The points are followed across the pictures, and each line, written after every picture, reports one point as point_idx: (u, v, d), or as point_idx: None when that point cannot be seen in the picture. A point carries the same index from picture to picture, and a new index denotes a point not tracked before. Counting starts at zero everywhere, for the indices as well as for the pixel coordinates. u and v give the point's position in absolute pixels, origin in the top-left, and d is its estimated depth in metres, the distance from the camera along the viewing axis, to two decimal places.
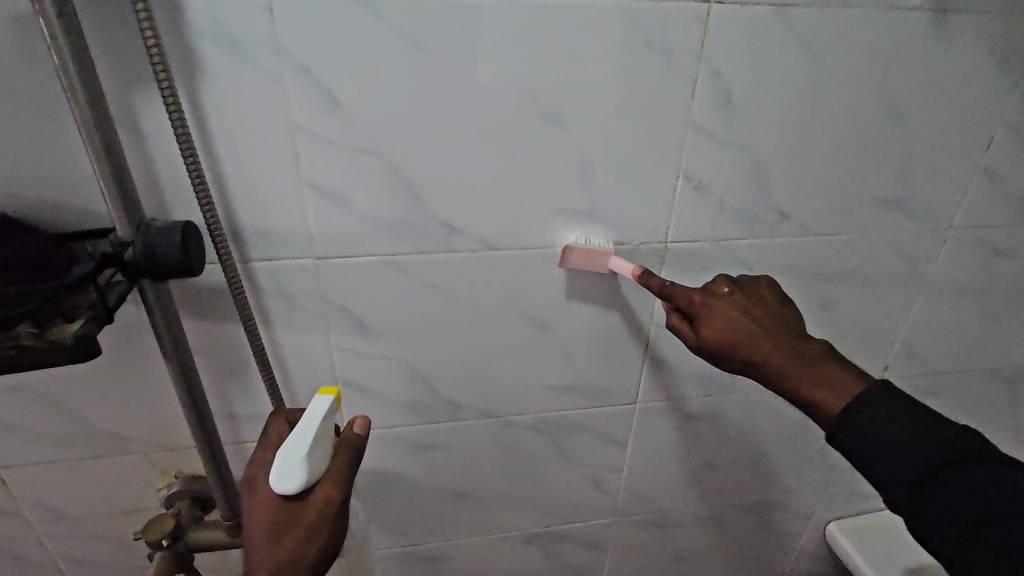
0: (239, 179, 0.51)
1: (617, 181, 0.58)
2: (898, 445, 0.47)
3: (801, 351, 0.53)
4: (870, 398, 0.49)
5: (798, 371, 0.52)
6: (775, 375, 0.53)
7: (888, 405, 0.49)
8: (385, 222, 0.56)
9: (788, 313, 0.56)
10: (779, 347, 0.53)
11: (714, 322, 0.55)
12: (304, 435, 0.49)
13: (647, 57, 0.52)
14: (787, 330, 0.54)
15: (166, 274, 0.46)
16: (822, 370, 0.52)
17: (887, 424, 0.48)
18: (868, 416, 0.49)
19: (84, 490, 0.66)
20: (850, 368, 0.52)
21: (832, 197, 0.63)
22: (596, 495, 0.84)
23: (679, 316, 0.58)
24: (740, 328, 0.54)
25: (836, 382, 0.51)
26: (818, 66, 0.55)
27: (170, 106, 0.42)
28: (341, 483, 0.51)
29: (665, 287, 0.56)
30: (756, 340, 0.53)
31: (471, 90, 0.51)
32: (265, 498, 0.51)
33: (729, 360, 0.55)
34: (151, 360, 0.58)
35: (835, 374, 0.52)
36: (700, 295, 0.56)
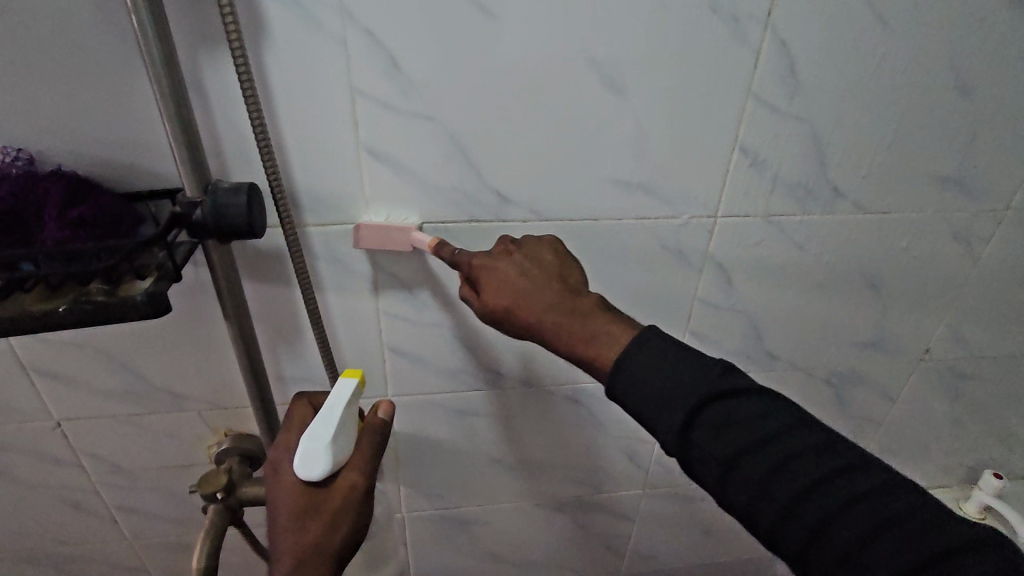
0: (301, 143, 0.51)
1: (672, 153, 0.57)
2: (664, 399, 0.43)
3: (568, 306, 0.48)
4: (638, 350, 0.45)
5: (569, 331, 0.48)
6: (550, 336, 0.48)
7: (653, 358, 0.45)
8: (440, 189, 0.56)
9: (566, 266, 0.52)
10: (550, 303, 0.48)
11: (491, 280, 0.50)
12: (330, 420, 0.51)
13: (712, 24, 0.51)
14: (563, 283, 0.50)
15: (232, 235, 0.46)
16: (595, 326, 0.47)
17: (655, 377, 0.44)
18: (641, 374, 0.44)
19: (139, 444, 0.69)
20: (622, 319, 0.48)
21: (890, 174, 0.62)
22: (627, 467, 0.85)
23: (469, 283, 0.54)
24: (510, 285, 0.49)
25: (607, 337, 0.47)
26: (888, 36, 0.54)
27: (240, 68, 0.42)
28: (366, 470, 0.53)
29: (455, 254, 0.53)
30: (528, 296, 0.49)
31: (531, 56, 0.50)
32: (290, 484, 0.52)
33: (511, 324, 0.50)
34: (207, 321, 0.60)
35: (605, 328, 0.47)
36: (480, 257, 0.52)
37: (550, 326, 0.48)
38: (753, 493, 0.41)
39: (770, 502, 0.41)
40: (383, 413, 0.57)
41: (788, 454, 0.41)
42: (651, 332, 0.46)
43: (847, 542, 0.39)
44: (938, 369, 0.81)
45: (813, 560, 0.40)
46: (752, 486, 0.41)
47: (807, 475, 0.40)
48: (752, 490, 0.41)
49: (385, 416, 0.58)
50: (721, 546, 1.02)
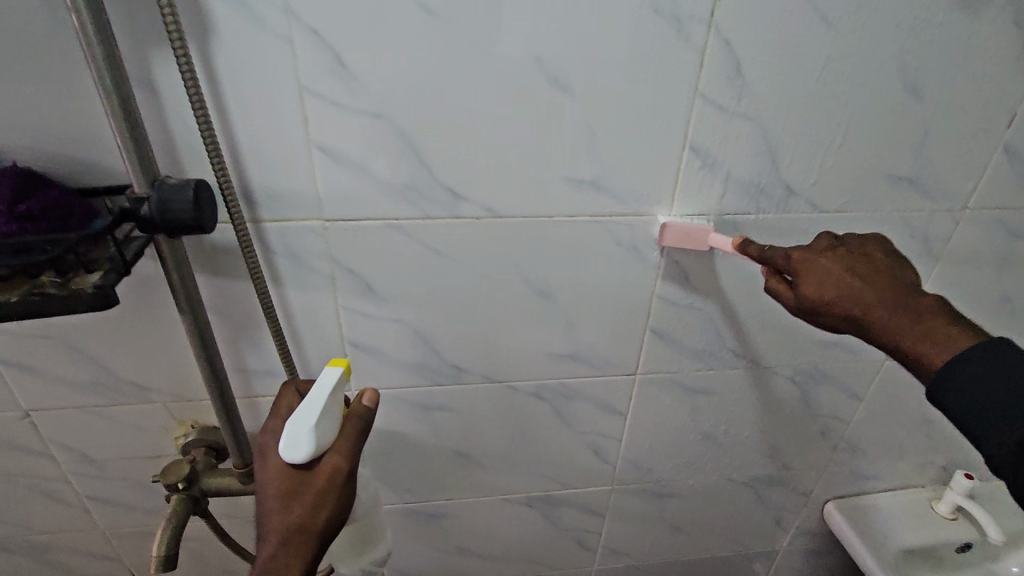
0: (252, 141, 0.52)
1: (625, 151, 0.58)
2: (990, 407, 0.46)
3: (907, 307, 0.50)
4: (979, 352, 0.47)
5: (934, 329, 0.49)
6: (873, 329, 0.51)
7: (1000, 368, 0.46)
8: (393, 186, 0.57)
9: (899, 268, 0.53)
10: (883, 301, 0.50)
11: (811, 275, 0.53)
12: (312, 408, 0.52)
13: (657, 24, 0.51)
14: (895, 282, 0.52)
15: (180, 230, 0.48)
16: (925, 323, 0.49)
17: (974, 380, 0.47)
18: (969, 372, 0.47)
19: (106, 434, 0.70)
20: (965, 325, 0.49)
21: (843, 173, 0.63)
22: (596, 462, 0.86)
23: (777, 278, 0.57)
24: (833, 281, 0.52)
25: (941, 337, 0.49)
26: (833, 37, 0.54)
27: (183, 68, 0.43)
28: (350, 454, 0.54)
29: (764, 252, 0.57)
30: (856, 293, 0.51)
31: (482, 56, 0.51)
32: (275, 468, 0.54)
33: (824, 317, 0.53)
34: (168, 314, 0.61)
35: (948, 331, 0.49)
36: (794, 251, 0.55)
37: (876, 321, 0.51)
38: None
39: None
40: (367, 401, 0.56)
41: None
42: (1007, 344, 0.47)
43: None
44: None
45: None
46: None
47: None
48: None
49: (371, 403, 0.56)
50: (693, 543, 1.02)
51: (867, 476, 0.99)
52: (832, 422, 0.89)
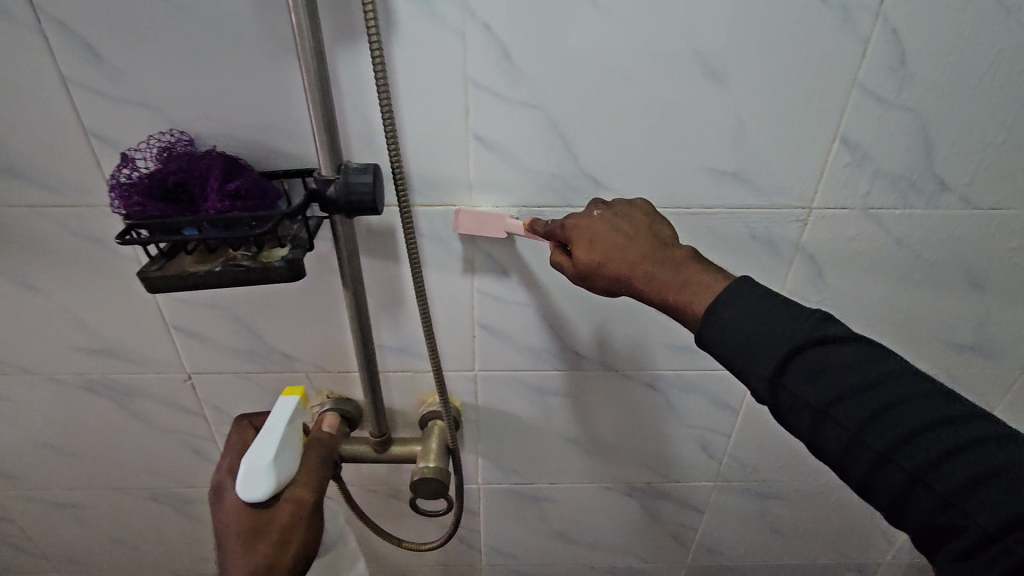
0: (416, 130, 0.56)
1: (771, 142, 0.57)
2: (753, 347, 0.43)
3: (664, 260, 0.48)
4: (733, 304, 0.44)
5: (693, 279, 0.47)
6: (640, 287, 0.48)
7: (750, 310, 0.44)
8: (540, 173, 0.59)
9: (652, 225, 0.52)
10: (645, 256, 0.48)
11: (581, 239, 0.51)
12: (269, 439, 0.60)
13: (818, 13, 0.51)
14: (654, 239, 0.50)
15: (357, 210, 0.52)
16: (686, 277, 0.47)
17: (743, 326, 0.44)
18: (735, 326, 0.44)
19: (254, 400, 0.77)
20: (716, 272, 0.48)
21: (1004, 169, 0.60)
22: (701, 457, 0.86)
23: (559, 250, 0.55)
24: (600, 242, 0.50)
25: (699, 286, 0.46)
26: (1012, 25, 0.52)
27: (376, 60, 0.47)
28: (311, 487, 0.61)
29: (549, 225, 0.55)
30: (618, 250, 0.49)
31: (637, 44, 0.52)
32: (236, 507, 0.59)
33: (603, 283, 0.50)
34: (322, 289, 0.66)
35: (699, 280, 0.47)
36: (568, 220, 0.54)
37: (640, 276, 0.48)
38: (847, 440, 0.41)
39: (864, 445, 0.41)
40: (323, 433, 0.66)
41: (889, 403, 0.40)
42: (746, 282, 0.46)
43: (952, 489, 0.38)
44: None
45: (913, 506, 0.40)
46: (851, 433, 0.41)
47: (907, 421, 0.40)
48: (849, 435, 0.41)
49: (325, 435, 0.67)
50: (792, 547, 1.00)
51: None
52: None
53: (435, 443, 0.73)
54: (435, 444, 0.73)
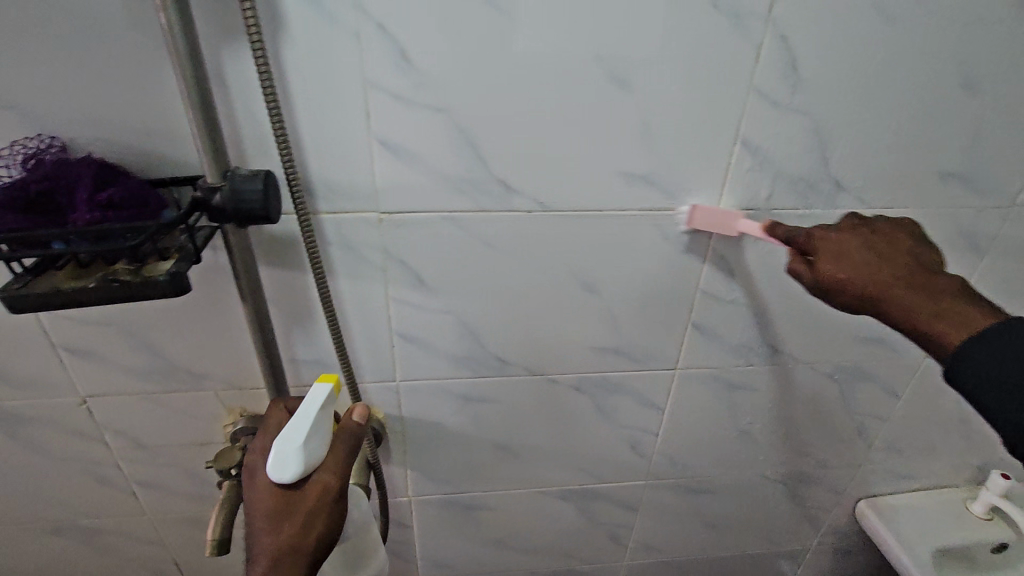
0: (315, 136, 0.54)
1: (677, 145, 0.58)
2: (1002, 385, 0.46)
3: (919, 286, 0.51)
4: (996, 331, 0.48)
5: (951, 305, 0.50)
6: (891, 310, 0.52)
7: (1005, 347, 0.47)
8: (450, 178, 0.58)
9: (917, 251, 0.54)
10: (898, 280, 0.52)
11: (829, 252, 0.54)
12: (299, 424, 0.53)
13: (716, 19, 0.52)
14: (916, 264, 0.53)
15: (249, 219, 0.49)
16: (945, 304, 0.50)
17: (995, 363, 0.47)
18: (986, 350, 0.47)
19: (159, 421, 0.72)
20: (978, 305, 0.50)
21: (893, 170, 0.62)
22: (632, 457, 0.87)
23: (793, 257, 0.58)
24: (850, 258, 0.53)
25: (957, 315, 0.50)
26: (893, 33, 0.54)
27: (259, 61, 0.44)
28: (339, 472, 0.56)
29: (790, 232, 0.57)
30: (871, 271, 0.52)
31: (542, 48, 0.52)
32: (264, 486, 0.54)
33: (841, 297, 0.54)
34: (225, 302, 0.62)
35: (967, 310, 0.50)
36: (815, 231, 0.56)
37: (897, 300, 0.51)
38: None
39: None
40: (357, 417, 0.60)
41: None
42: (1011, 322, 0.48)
43: None
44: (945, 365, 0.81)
45: None
46: None
47: None
48: None
49: (359, 419, 0.60)
50: (725, 539, 1.03)
51: (903, 475, 0.99)
52: (870, 420, 0.89)
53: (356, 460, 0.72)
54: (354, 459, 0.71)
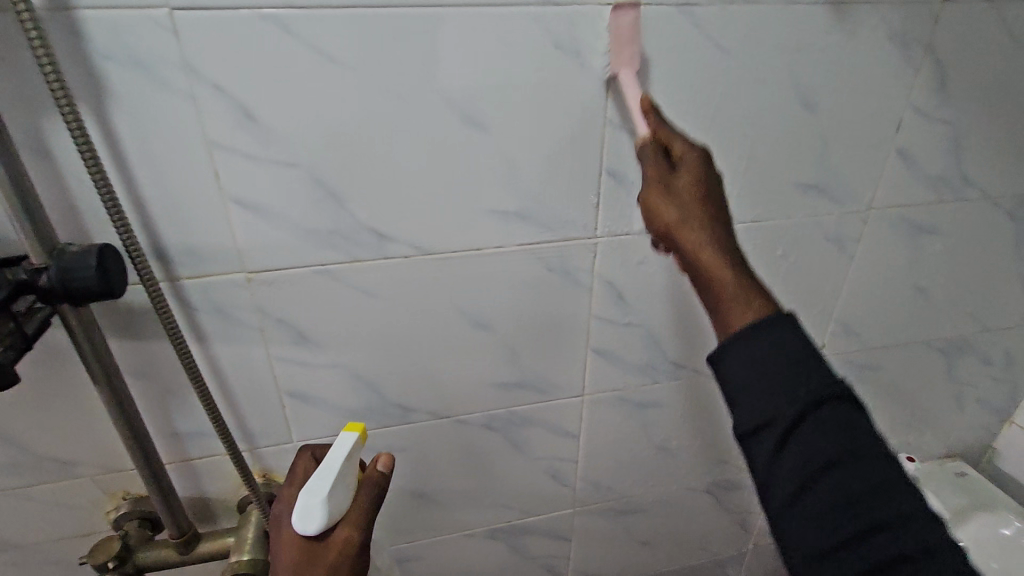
0: (162, 200, 0.51)
1: (543, 179, 0.59)
2: (760, 373, 0.42)
3: (733, 278, 0.45)
4: (768, 326, 0.42)
5: (732, 291, 0.44)
6: (686, 260, 0.47)
7: (773, 356, 0.42)
8: (316, 231, 0.56)
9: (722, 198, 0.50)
10: (701, 231, 0.47)
11: (660, 199, 0.50)
12: (326, 475, 0.51)
13: (559, 57, 0.53)
14: (736, 259, 0.46)
15: (85, 297, 0.46)
16: (730, 291, 0.45)
17: (751, 360, 0.42)
18: (757, 350, 0.42)
19: (29, 517, 0.65)
20: (764, 295, 0.44)
21: (755, 185, 0.65)
22: (554, 486, 0.86)
23: (651, 152, 0.53)
24: (679, 193, 0.49)
25: (735, 304, 0.44)
26: (730, 60, 0.57)
27: (75, 132, 0.42)
28: (362, 526, 0.52)
29: (647, 149, 0.53)
30: (682, 206, 0.48)
31: (391, 95, 0.51)
32: (290, 539, 0.51)
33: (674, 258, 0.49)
34: (84, 382, 0.58)
35: (749, 299, 0.44)
36: (685, 154, 0.52)
37: (700, 261, 0.46)
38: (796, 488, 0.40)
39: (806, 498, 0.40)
40: (382, 466, 0.56)
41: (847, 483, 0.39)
42: (782, 323, 0.42)
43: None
44: (838, 362, 0.86)
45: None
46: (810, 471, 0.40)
47: (863, 511, 0.39)
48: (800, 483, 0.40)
49: (386, 470, 0.57)
50: (662, 555, 1.03)
51: None
52: None
53: (252, 531, 0.65)
54: (251, 531, 0.65)
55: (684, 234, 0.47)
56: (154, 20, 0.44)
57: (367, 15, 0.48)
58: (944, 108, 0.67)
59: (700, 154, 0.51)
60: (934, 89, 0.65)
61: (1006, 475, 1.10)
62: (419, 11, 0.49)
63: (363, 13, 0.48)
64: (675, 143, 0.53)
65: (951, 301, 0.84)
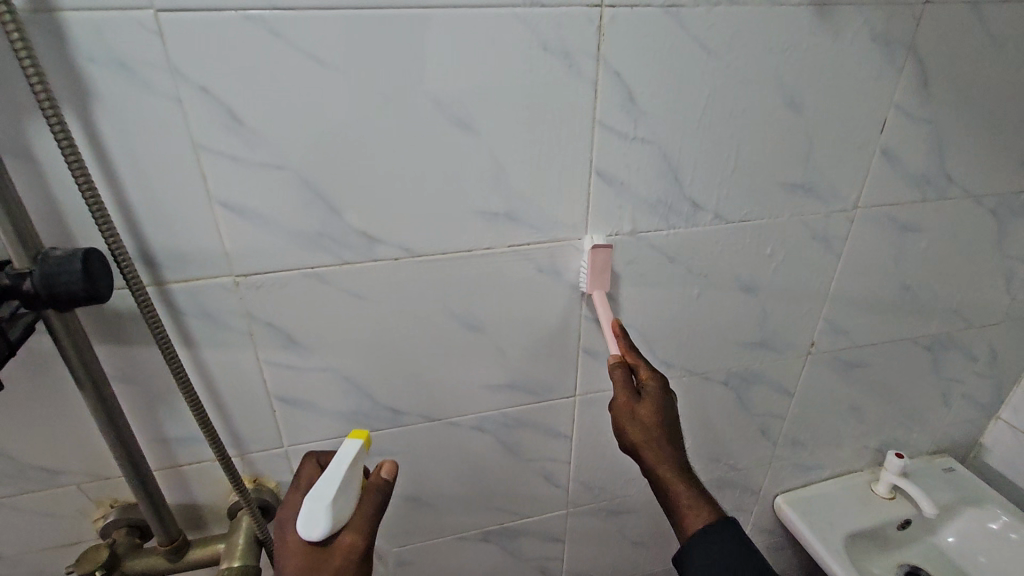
0: (147, 203, 0.51)
1: (531, 181, 0.59)
2: (717, 557, 0.54)
3: (683, 469, 0.57)
4: (718, 526, 0.55)
5: (686, 500, 0.56)
6: (648, 460, 0.57)
7: (721, 541, 0.54)
8: (304, 233, 0.56)
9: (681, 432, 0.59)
10: (670, 460, 0.57)
11: (630, 419, 0.58)
12: (331, 481, 0.51)
13: (546, 59, 0.53)
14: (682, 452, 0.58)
15: (71, 302, 0.45)
16: (685, 501, 0.56)
17: (709, 557, 0.54)
18: (712, 547, 0.54)
19: (14, 527, 0.64)
20: (707, 499, 0.57)
21: (743, 185, 0.66)
22: (547, 488, 0.86)
23: (620, 375, 0.60)
24: (650, 424, 0.57)
25: (691, 509, 0.56)
26: (716, 62, 0.58)
27: (57, 135, 0.42)
28: (366, 532, 0.52)
29: (614, 372, 0.60)
30: (659, 450, 0.57)
31: (378, 96, 0.51)
32: (293, 546, 0.51)
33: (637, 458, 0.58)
34: (70, 388, 0.57)
35: (702, 508, 0.56)
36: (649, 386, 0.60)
37: (666, 481, 0.56)
38: None
39: None
40: (387, 473, 0.57)
41: None
42: (728, 525, 0.55)
43: None
44: (826, 360, 0.86)
45: None
46: None
47: None
48: None
49: (390, 476, 0.57)
50: (655, 555, 1.03)
51: (814, 466, 1.02)
52: (771, 420, 0.91)
53: (242, 537, 0.64)
54: (241, 537, 0.64)
55: (650, 454, 0.57)
56: (137, 22, 0.44)
57: (353, 17, 0.48)
58: (927, 108, 0.68)
59: (661, 387, 0.60)
60: (916, 89, 0.66)
61: (993, 469, 1.11)
62: (405, 13, 0.49)
63: (349, 15, 0.48)
64: (641, 369, 0.61)
65: (936, 299, 0.86)
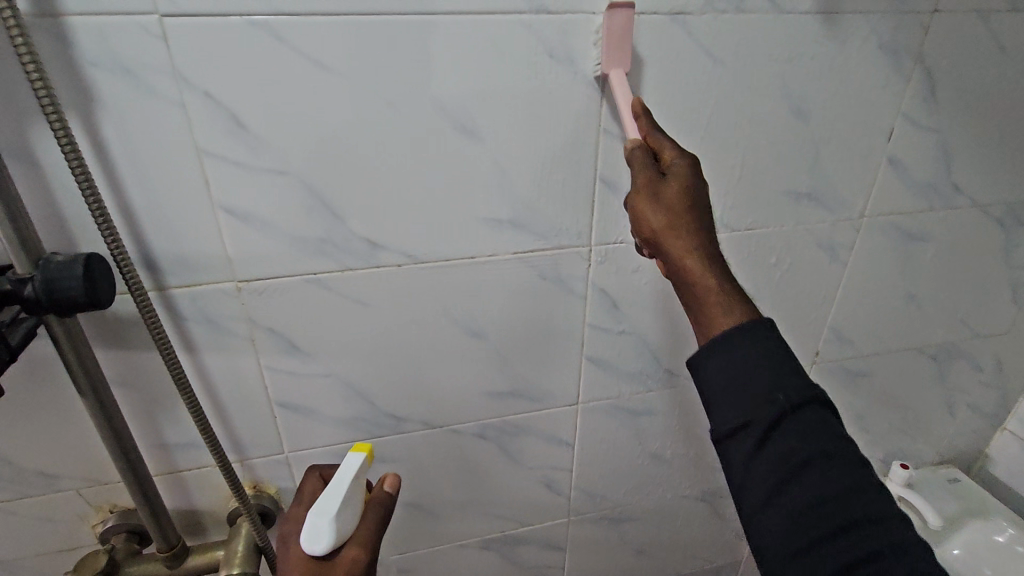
0: (150, 209, 0.51)
1: (535, 186, 0.59)
2: (737, 372, 0.44)
3: (713, 267, 0.46)
4: (749, 333, 0.44)
5: (714, 296, 0.46)
6: (668, 261, 0.48)
7: (749, 346, 0.44)
8: (307, 240, 0.55)
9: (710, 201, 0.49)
10: (692, 245, 0.47)
11: (647, 199, 0.48)
12: (335, 493, 0.51)
13: (551, 64, 0.53)
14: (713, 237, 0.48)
15: (71, 307, 0.45)
16: (711, 292, 0.46)
17: (735, 372, 0.44)
18: (741, 362, 0.44)
19: (12, 532, 0.64)
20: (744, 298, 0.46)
21: (748, 193, 0.65)
22: (549, 496, 0.85)
23: (639, 153, 0.50)
24: (670, 204, 0.48)
25: (715, 307, 0.46)
26: (722, 68, 0.57)
27: (61, 140, 0.41)
28: (370, 545, 0.52)
29: (633, 157, 0.50)
30: (679, 227, 0.47)
31: (382, 102, 0.51)
32: (296, 559, 0.50)
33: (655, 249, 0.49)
34: (69, 393, 0.57)
35: (732, 305, 0.46)
36: (676, 163, 0.49)
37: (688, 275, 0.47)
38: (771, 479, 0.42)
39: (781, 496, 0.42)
40: (389, 486, 0.57)
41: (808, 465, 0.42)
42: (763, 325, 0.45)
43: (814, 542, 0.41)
44: (830, 369, 0.86)
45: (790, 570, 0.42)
46: (781, 466, 0.42)
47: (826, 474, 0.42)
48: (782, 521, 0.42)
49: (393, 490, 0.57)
50: (657, 564, 1.02)
51: None
52: None
53: (242, 543, 0.64)
54: (241, 544, 0.64)
55: (670, 239, 0.47)
56: (142, 27, 0.44)
57: (358, 22, 0.48)
58: (934, 117, 0.67)
59: (690, 164, 0.49)
60: (923, 98, 0.66)
61: (998, 480, 1.10)
62: (410, 18, 0.48)
63: (354, 19, 0.47)
64: (665, 149, 0.51)
65: (942, 308, 0.85)
